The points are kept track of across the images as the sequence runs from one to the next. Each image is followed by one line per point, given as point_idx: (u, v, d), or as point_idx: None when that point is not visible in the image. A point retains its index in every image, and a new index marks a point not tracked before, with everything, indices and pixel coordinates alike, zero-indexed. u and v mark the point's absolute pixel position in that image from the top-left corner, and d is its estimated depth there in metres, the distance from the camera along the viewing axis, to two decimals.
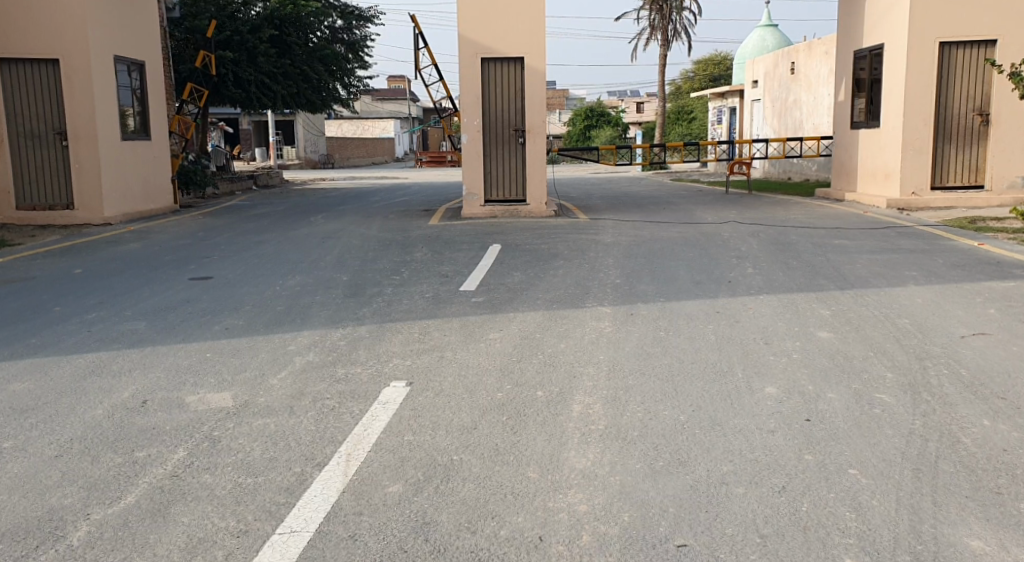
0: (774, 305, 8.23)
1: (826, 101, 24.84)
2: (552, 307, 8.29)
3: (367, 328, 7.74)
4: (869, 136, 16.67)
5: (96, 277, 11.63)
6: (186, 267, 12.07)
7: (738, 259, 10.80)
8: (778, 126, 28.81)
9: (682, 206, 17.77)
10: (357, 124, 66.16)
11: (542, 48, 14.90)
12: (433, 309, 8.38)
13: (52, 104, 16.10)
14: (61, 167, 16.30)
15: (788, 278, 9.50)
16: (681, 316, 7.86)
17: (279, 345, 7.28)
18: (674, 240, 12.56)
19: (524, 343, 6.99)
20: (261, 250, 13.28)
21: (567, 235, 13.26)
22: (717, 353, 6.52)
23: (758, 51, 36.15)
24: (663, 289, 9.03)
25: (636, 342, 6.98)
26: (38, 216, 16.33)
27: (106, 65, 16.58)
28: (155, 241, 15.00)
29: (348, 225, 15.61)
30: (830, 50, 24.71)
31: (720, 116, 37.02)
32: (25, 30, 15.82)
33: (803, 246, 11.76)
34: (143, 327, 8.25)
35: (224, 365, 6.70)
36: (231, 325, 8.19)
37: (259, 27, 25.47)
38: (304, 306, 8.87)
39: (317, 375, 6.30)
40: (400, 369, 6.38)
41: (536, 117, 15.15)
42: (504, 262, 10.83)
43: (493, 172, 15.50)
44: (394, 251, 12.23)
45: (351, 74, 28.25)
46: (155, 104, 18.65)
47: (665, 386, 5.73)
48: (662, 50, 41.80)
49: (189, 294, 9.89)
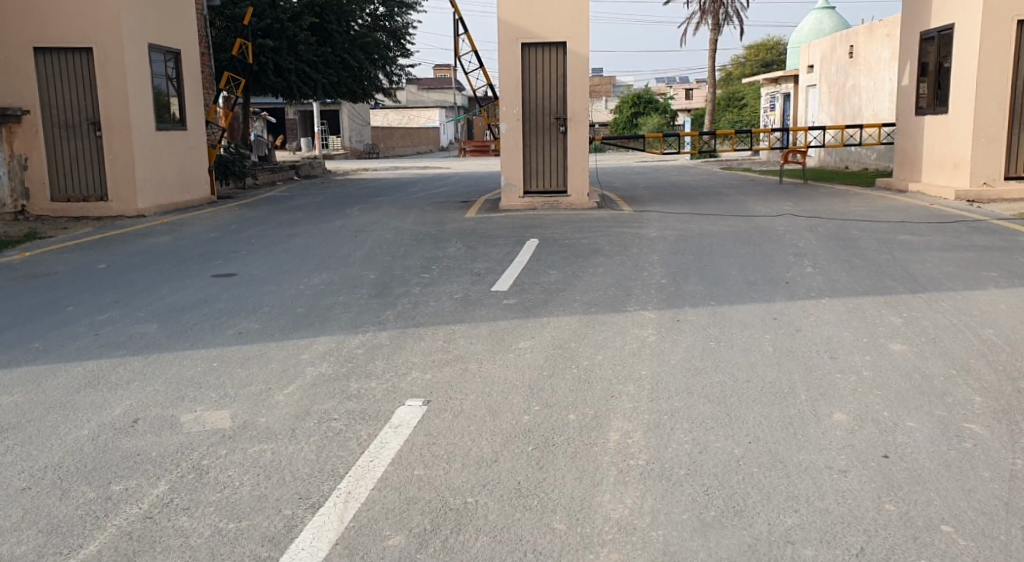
0: (837, 311, 7.48)
1: (887, 86, 23.78)
2: (591, 311, 7.60)
3: (388, 333, 7.12)
4: (935, 123, 15.71)
5: (119, 272, 11.16)
6: (212, 263, 11.57)
7: (794, 256, 10.01)
8: (834, 112, 27.76)
9: (734, 197, 16.93)
10: (403, 113, 65.78)
11: (586, 32, 14.18)
12: (462, 312, 7.73)
13: (85, 93, 15.69)
14: (94, 157, 15.88)
15: (851, 279, 8.71)
16: (733, 322, 7.13)
17: (292, 353, 6.68)
18: (725, 235, 11.81)
19: (558, 353, 6.32)
20: (291, 244, 12.73)
21: (610, 229, 12.53)
22: (775, 370, 5.80)
23: (813, 35, 34.98)
24: (713, 291, 8.29)
25: (683, 353, 6.28)
26: (72, 208, 15.95)
27: (140, 53, 16.13)
28: (186, 233, 14.55)
29: (383, 217, 15.02)
30: (892, 31, 23.62)
31: (773, 103, 35.95)
32: (58, 17, 15.41)
33: (865, 243, 10.94)
34: (154, 330, 7.70)
35: (228, 377, 6.12)
36: (245, 328, 7.62)
37: (299, 15, 24.99)
38: (325, 307, 8.27)
39: (326, 390, 5.69)
40: (419, 384, 5.75)
41: (579, 105, 14.42)
42: (542, 259, 10.17)
43: (532, 162, 14.82)
44: (427, 245, 11.63)
45: (393, 61, 27.70)
46: (191, 93, 18.17)
47: (715, 411, 5.04)
48: (713, 35, 40.73)
49: (209, 293, 9.35)
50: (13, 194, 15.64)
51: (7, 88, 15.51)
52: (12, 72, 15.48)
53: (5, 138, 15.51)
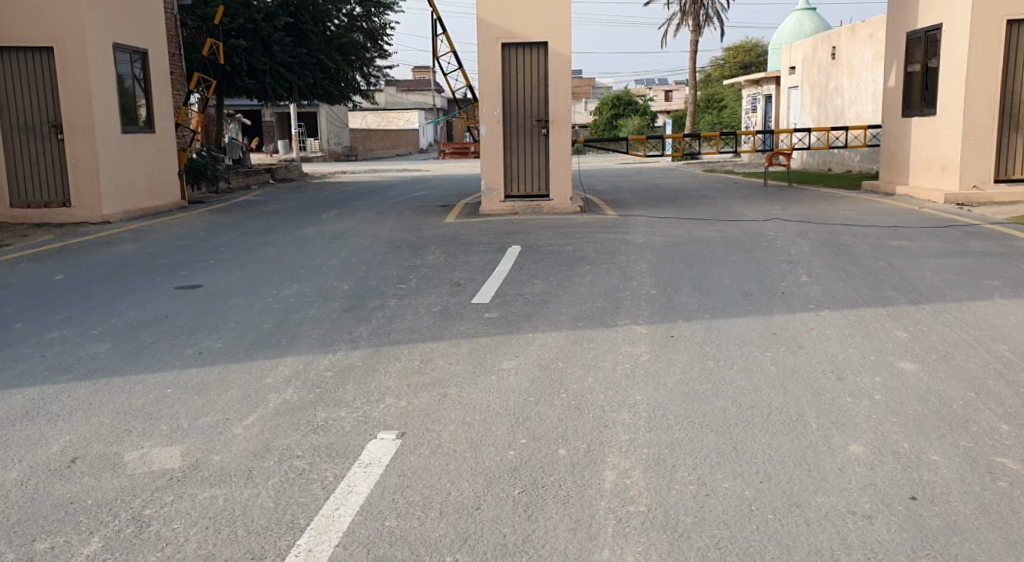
0: (839, 323, 6.99)
1: (871, 87, 23.44)
2: (579, 326, 7.09)
3: (361, 352, 6.59)
4: (924, 124, 15.33)
5: (77, 284, 10.57)
6: (177, 274, 11.01)
7: (788, 264, 9.55)
8: (817, 114, 27.42)
9: (720, 200, 16.48)
10: (382, 115, 65.11)
11: (568, 31, 13.70)
12: (439, 328, 7.19)
13: (47, 95, 15.06)
14: (57, 161, 15.27)
15: (850, 288, 8.24)
16: (731, 338, 6.65)
17: (255, 377, 6.14)
18: (714, 241, 11.34)
19: (544, 375, 5.82)
20: (262, 252, 12.16)
21: (595, 235, 12.04)
22: (781, 393, 5.31)
23: (794, 35, 34.68)
24: (707, 303, 7.80)
25: (680, 374, 5.77)
26: (33, 214, 15.31)
27: (105, 54, 15.52)
28: (152, 241, 13.93)
29: (359, 223, 14.47)
30: (876, 31, 23.29)
31: (755, 104, 35.63)
32: (17, 16, 14.76)
33: (860, 249, 10.49)
34: (107, 351, 7.14)
35: (183, 406, 5.59)
36: (206, 348, 7.06)
37: (274, 15, 24.34)
38: (294, 322, 7.72)
39: (289, 421, 5.15)
40: (392, 413, 5.22)
41: (561, 106, 13.93)
42: (524, 268, 9.67)
43: (514, 165, 14.32)
44: (404, 253, 11.10)
45: (370, 63, 27.12)
46: (159, 94, 17.54)
47: (720, 443, 4.55)
48: (693, 36, 40.36)
49: (170, 307, 8.80)
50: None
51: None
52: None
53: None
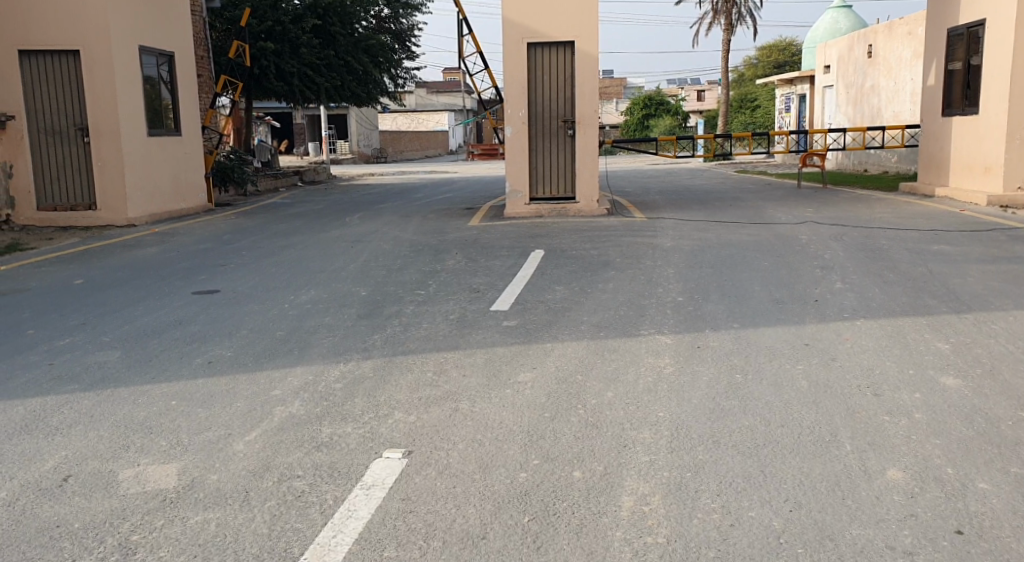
0: (875, 334, 6.65)
1: (909, 86, 22.93)
2: (601, 335, 6.80)
3: (373, 363, 6.34)
4: (965, 125, 14.88)
5: (95, 289, 10.42)
6: (196, 278, 10.83)
7: (820, 269, 9.21)
8: (852, 114, 26.91)
9: (751, 202, 16.10)
10: (412, 117, 65.05)
11: (596, 31, 13.41)
12: (455, 337, 6.93)
13: (73, 97, 14.96)
14: (83, 164, 15.15)
15: (886, 296, 7.89)
16: (759, 349, 6.33)
17: (262, 389, 5.90)
18: (744, 245, 11.01)
19: (562, 389, 5.54)
20: (283, 256, 11.97)
21: (621, 238, 11.73)
22: (812, 410, 5.01)
23: (829, 33, 34.13)
24: (735, 311, 7.48)
25: (705, 389, 5.47)
26: (59, 217, 15.19)
27: (132, 57, 15.41)
28: (175, 244, 13.78)
29: (383, 226, 14.26)
30: (914, 29, 22.79)
31: (788, 104, 35.11)
32: (43, 19, 14.67)
33: (896, 253, 10.12)
34: (116, 360, 6.93)
35: (185, 420, 5.37)
36: (215, 357, 6.84)
37: (302, 17, 24.19)
38: (308, 329, 7.49)
39: (292, 438, 4.90)
40: (401, 430, 4.96)
41: (587, 107, 13.65)
42: (547, 273, 9.40)
43: (540, 167, 14.05)
44: (426, 257, 10.86)
45: (398, 64, 26.97)
46: (186, 97, 17.40)
47: (746, 467, 4.25)
48: (725, 36, 39.89)
49: (185, 313, 8.61)
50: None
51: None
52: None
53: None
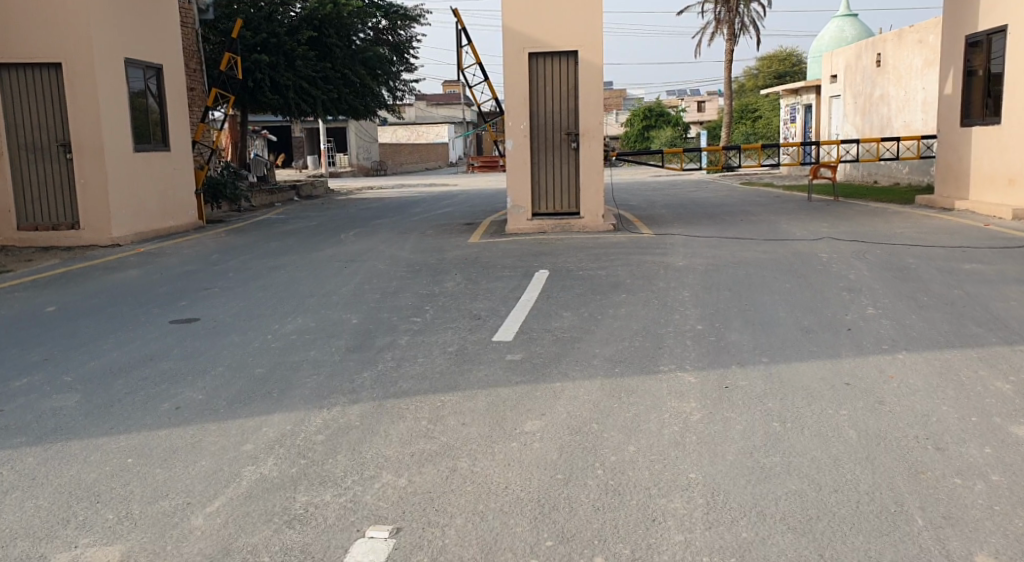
0: (922, 370, 5.92)
1: (920, 94, 22.28)
2: (616, 372, 6.05)
3: (361, 408, 5.60)
4: (987, 134, 14.19)
5: (68, 318, 9.60)
6: (177, 303, 10.05)
7: (849, 292, 8.48)
8: (861, 124, 26.25)
9: (763, 217, 15.36)
10: (412, 130, 64.56)
11: (601, 39, 12.73)
12: (453, 375, 6.18)
13: (54, 113, 13.86)
14: (65, 183, 14.08)
15: (927, 324, 7.15)
16: (796, 390, 5.59)
17: (233, 442, 5.18)
18: (763, 264, 10.27)
19: (575, 441, 4.84)
20: (272, 278, 11.20)
21: (631, 257, 10.99)
22: (868, 470, 4.32)
23: (836, 41, 33.56)
24: (762, 342, 6.74)
25: (740, 442, 4.75)
26: (40, 237, 14.10)
27: (116, 69, 14.35)
28: (160, 264, 12.99)
29: (377, 244, 13.52)
30: (925, 36, 22.14)
31: (794, 114, 34.48)
32: (22, 30, 13.59)
33: (928, 273, 9.39)
34: (74, 406, 6.16)
35: (139, 482, 4.76)
36: (185, 402, 6.07)
37: (296, 29, 23.52)
38: (290, 365, 6.72)
39: (260, 509, 4.33)
40: (387, 498, 4.30)
41: (592, 118, 12.95)
42: (553, 297, 8.65)
43: (542, 182, 13.35)
44: (422, 279, 10.14)
45: (396, 77, 26.26)
46: (175, 110, 16.30)
47: (800, 551, 3.71)
48: (728, 45, 39.27)
49: (159, 346, 7.81)
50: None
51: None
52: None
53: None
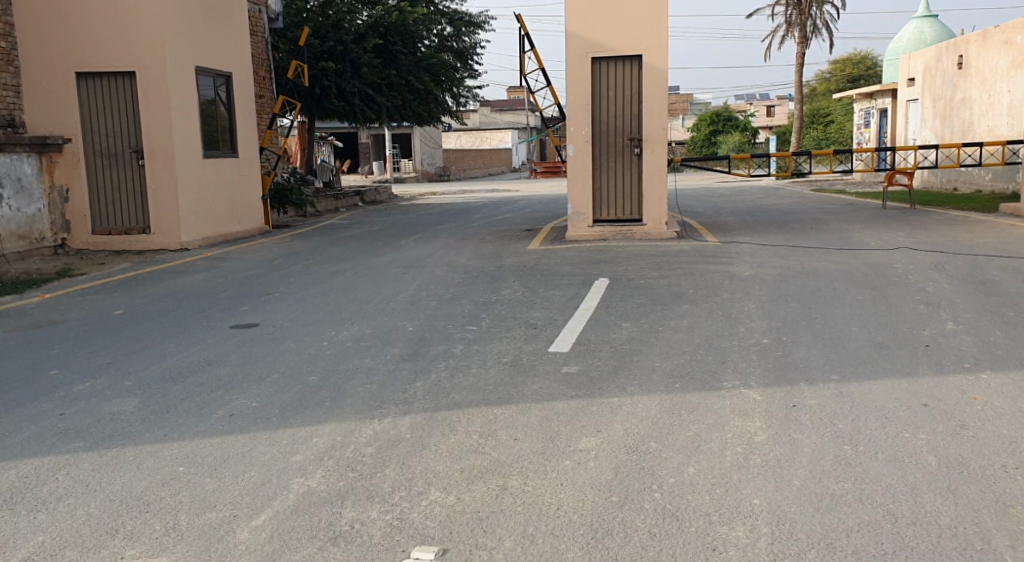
0: (1009, 392, 5.60)
1: (1006, 98, 21.56)
2: (677, 388, 5.82)
3: (413, 419, 5.48)
4: None
5: (131, 319, 9.59)
6: (238, 306, 10.00)
7: (926, 305, 8.13)
8: (940, 129, 25.52)
9: (834, 224, 14.94)
10: (476, 135, 64.65)
11: (666, 43, 12.48)
12: (508, 387, 6.02)
13: (127, 118, 13.75)
14: (137, 188, 13.93)
15: (1012, 341, 6.80)
16: (868, 410, 5.31)
17: (282, 453, 5.09)
18: (834, 274, 9.93)
19: (632, 462, 4.73)
20: (331, 283, 11.14)
21: (695, 265, 10.72)
22: (949, 501, 4.30)
23: (912, 43, 32.72)
24: (832, 358, 6.44)
25: (807, 466, 4.64)
26: (113, 242, 13.99)
27: (188, 76, 14.19)
28: (223, 266, 13.03)
29: (437, 250, 13.41)
30: (1012, 37, 21.38)
31: (868, 118, 33.67)
32: (97, 36, 13.53)
33: (1011, 286, 8.98)
34: (131, 409, 6.05)
35: (189, 492, 4.70)
36: (240, 409, 5.93)
37: (363, 36, 23.50)
38: (345, 374, 6.60)
39: (308, 524, 4.33)
40: (435, 516, 4.34)
41: (656, 124, 12.70)
42: (612, 306, 8.44)
43: (603, 188, 13.14)
44: (481, 286, 9.99)
45: (461, 83, 26.14)
46: (246, 117, 16.11)
47: None
48: (799, 48, 38.56)
49: (218, 349, 7.73)
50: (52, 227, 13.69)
51: (46, 114, 13.61)
52: (51, 96, 13.57)
53: (45, 168, 13.56)
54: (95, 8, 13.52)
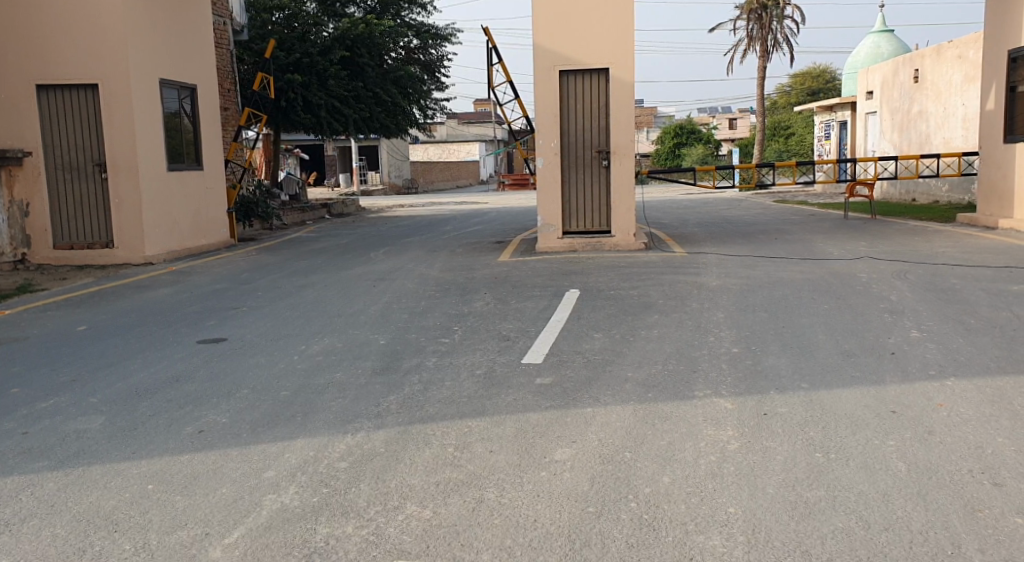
0: (972, 399, 5.65)
1: (961, 110, 21.90)
2: (649, 398, 5.84)
3: (386, 433, 5.44)
4: None
5: (96, 335, 9.42)
6: (208, 320, 9.88)
7: (891, 313, 8.23)
8: (898, 141, 25.87)
9: (799, 235, 15.10)
10: (443, 147, 64.76)
11: (631, 56, 12.57)
12: (481, 399, 6.00)
13: (91, 132, 13.58)
14: (100, 201, 13.73)
15: (976, 349, 6.87)
16: (838, 419, 5.35)
17: (255, 468, 5.05)
18: (802, 284, 10.00)
19: (607, 474, 4.73)
20: (299, 296, 11.04)
21: (663, 276, 10.77)
22: (919, 507, 4.34)
23: (870, 58, 33.17)
24: (801, 367, 6.49)
25: (781, 473, 4.68)
26: (76, 256, 13.77)
27: (152, 89, 14.06)
28: (189, 278, 12.86)
29: (406, 262, 13.35)
30: (965, 52, 21.80)
31: (828, 131, 34.09)
32: (59, 49, 13.36)
33: (973, 295, 9.10)
34: (98, 427, 5.96)
35: (161, 510, 4.63)
36: (210, 425, 5.87)
37: (329, 49, 23.36)
38: (316, 388, 6.53)
39: (281, 541, 4.29)
40: (411, 531, 4.31)
41: (623, 136, 12.77)
42: (583, 318, 8.43)
43: (572, 200, 13.17)
44: (452, 299, 9.96)
45: (427, 95, 26.09)
46: (210, 130, 15.98)
47: None
48: (761, 62, 38.88)
49: (187, 364, 7.59)
50: (12, 242, 13.46)
51: (8, 129, 13.43)
52: (13, 112, 13.39)
53: (4, 183, 13.38)
54: (57, 21, 13.35)
